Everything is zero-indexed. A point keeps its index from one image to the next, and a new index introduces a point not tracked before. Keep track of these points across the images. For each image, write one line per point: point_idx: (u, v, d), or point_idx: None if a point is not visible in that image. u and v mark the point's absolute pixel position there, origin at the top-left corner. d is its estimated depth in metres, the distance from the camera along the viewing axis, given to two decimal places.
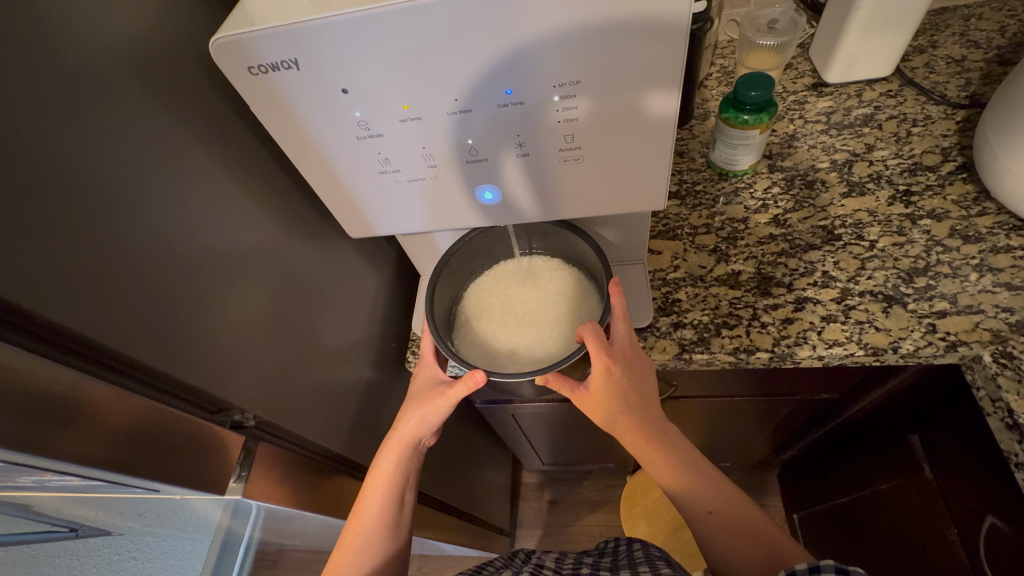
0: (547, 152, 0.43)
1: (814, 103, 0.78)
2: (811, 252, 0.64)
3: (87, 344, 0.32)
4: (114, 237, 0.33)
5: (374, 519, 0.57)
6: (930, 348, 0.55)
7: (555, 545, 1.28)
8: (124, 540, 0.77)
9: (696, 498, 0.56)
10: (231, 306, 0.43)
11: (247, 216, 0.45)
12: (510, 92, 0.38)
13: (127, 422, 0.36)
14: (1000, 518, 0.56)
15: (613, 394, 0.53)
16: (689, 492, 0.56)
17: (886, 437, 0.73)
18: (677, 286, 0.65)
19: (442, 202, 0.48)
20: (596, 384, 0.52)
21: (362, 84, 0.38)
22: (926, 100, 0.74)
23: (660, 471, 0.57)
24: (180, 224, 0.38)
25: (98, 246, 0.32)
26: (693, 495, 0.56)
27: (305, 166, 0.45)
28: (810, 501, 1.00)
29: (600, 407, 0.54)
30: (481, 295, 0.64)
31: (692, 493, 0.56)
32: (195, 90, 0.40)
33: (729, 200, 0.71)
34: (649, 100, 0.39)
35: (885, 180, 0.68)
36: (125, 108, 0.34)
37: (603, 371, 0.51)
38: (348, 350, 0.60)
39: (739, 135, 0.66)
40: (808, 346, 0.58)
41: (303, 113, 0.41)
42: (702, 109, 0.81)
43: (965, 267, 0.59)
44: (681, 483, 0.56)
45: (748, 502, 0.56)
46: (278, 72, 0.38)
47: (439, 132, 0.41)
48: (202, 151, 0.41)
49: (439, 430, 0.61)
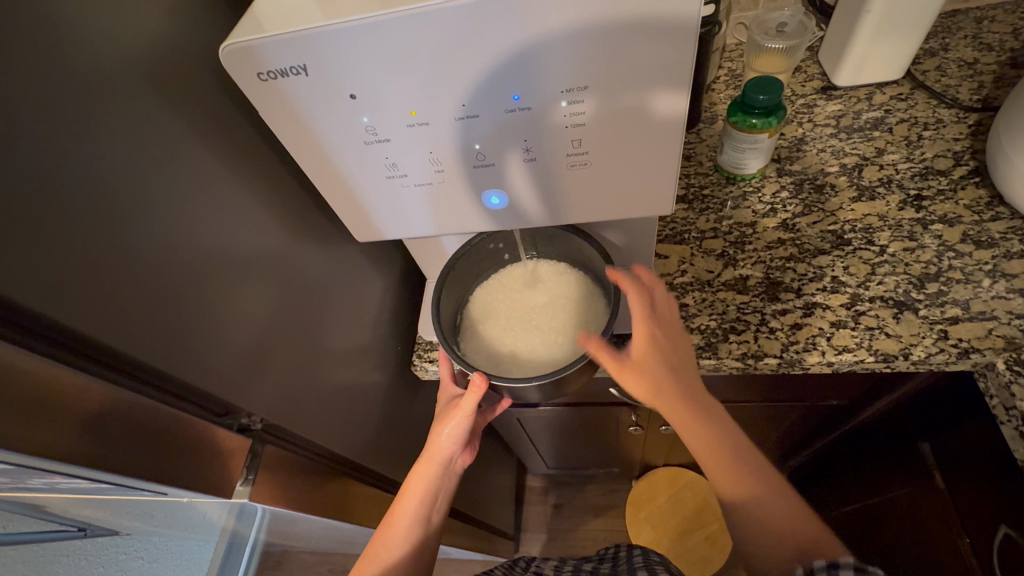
0: (554, 157, 0.43)
1: (823, 106, 0.77)
2: (821, 257, 0.64)
3: (96, 347, 0.32)
4: (124, 241, 0.33)
5: (401, 537, 0.56)
6: (941, 355, 0.54)
7: (559, 549, 1.27)
8: (132, 540, 0.77)
9: (740, 487, 0.51)
10: (239, 310, 0.43)
11: (255, 219, 0.46)
12: (517, 97, 0.38)
13: (134, 425, 0.36)
14: (1013, 528, 0.54)
15: (660, 376, 0.52)
16: (739, 486, 0.51)
17: (898, 444, 0.72)
18: (684, 291, 0.65)
19: (449, 207, 0.49)
20: (639, 355, 0.52)
21: (369, 89, 0.38)
22: (938, 104, 0.73)
23: (711, 461, 0.52)
24: (189, 227, 0.38)
25: (108, 249, 0.32)
26: (745, 494, 0.51)
27: (313, 171, 0.46)
28: (817, 508, 0.99)
29: (647, 386, 0.52)
30: (487, 298, 0.64)
31: (738, 484, 0.51)
32: (205, 94, 0.41)
33: (736, 204, 0.71)
34: (658, 104, 0.39)
35: (896, 185, 0.67)
36: (137, 112, 0.35)
37: (643, 337, 0.52)
38: (354, 353, 0.60)
39: (747, 139, 0.65)
40: (817, 351, 0.57)
41: (312, 119, 0.41)
42: (710, 112, 0.80)
43: (978, 273, 0.58)
44: (731, 473, 0.51)
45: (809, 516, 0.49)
46: (287, 77, 0.38)
47: (446, 137, 0.41)
48: (210, 155, 0.41)
49: (465, 449, 0.61)
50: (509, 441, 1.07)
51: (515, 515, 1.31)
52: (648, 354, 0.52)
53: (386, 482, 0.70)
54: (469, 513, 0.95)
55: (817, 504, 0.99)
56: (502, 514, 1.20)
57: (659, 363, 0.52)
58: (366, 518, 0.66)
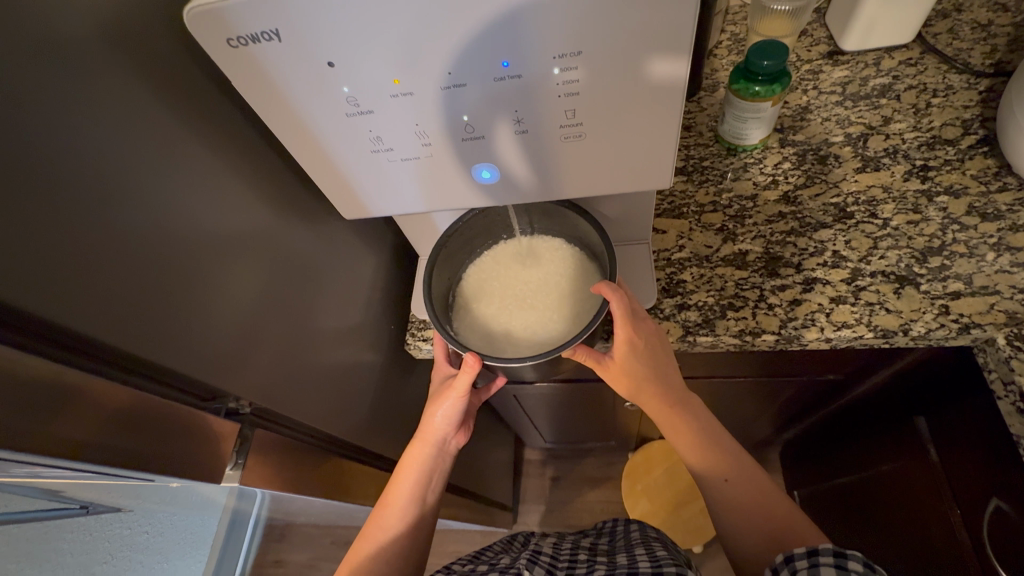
0: (547, 128, 0.41)
1: (829, 72, 0.74)
2: (822, 231, 0.62)
3: (67, 333, 0.31)
4: (91, 220, 0.31)
5: (396, 517, 0.56)
6: (942, 330, 0.53)
7: (557, 520, 1.30)
8: (135, 516, 0.78)
9: (712, 468, 0.54)
10: (222, 291, 0.41)
11: (235, 197, 0.44)
12: (507, 64, 0.36)
13: (114, 414, 0.35)
14: (1005, 500, 0.54)
15: (639, 373, 0.54)
16: (711, 467, 0.54)
17: (893, 417, 0.72)
18: (682, 266, 0.63)
19: (439, 182, 0.47)
20: (620, 358, 0.53)
21: (348, 55, 0.36)
22: (948, 69, 0.70)
23: (680, 441, 0.56)
24: (163, 205, 0.36)
25: (75, 228, 0.30)
26: (724, 477, 0.53)
27: (293, 144, 0.43)
28: (810, 479, 1.00)
29: (627, 378, 0.55)
30: (480, 276, 0.63)
31: (713, 464, 0.54)
32: (173, 61, 0.38)
33: (737, 175, 0.69)
34: (654, 71, 0.36)
35: (902, 155, 0.65)
36: (95, 81, 0.32)
37: (624, 343, 0.52)
38: (346, 332, 0.59)
39: (749, 108, 0.63)
40: (816, 328, 0.57)
41: (289, 88, 0.39)
42: (711, 79, 0.77)
43: (982, 246, 0.57)
44: (704, 455, 0.55)
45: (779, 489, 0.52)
46: (259, 43, 0.36)
47: (432, 108, 0.39)
48: (183, 129, 0.39)
49: (460, 430, 0.60)
50: (506, 416, 1.08)
51: (513, 486, 1.33)
52: (626, 358, 0.53)
53: (382, 460, 0.70)
54: (468, 487, 0.96)
55: (810, 475, 1.00)
56: (501, 486, 1.22)
57: (639, 363, 0.53)
58: (362, 496, 0.66)
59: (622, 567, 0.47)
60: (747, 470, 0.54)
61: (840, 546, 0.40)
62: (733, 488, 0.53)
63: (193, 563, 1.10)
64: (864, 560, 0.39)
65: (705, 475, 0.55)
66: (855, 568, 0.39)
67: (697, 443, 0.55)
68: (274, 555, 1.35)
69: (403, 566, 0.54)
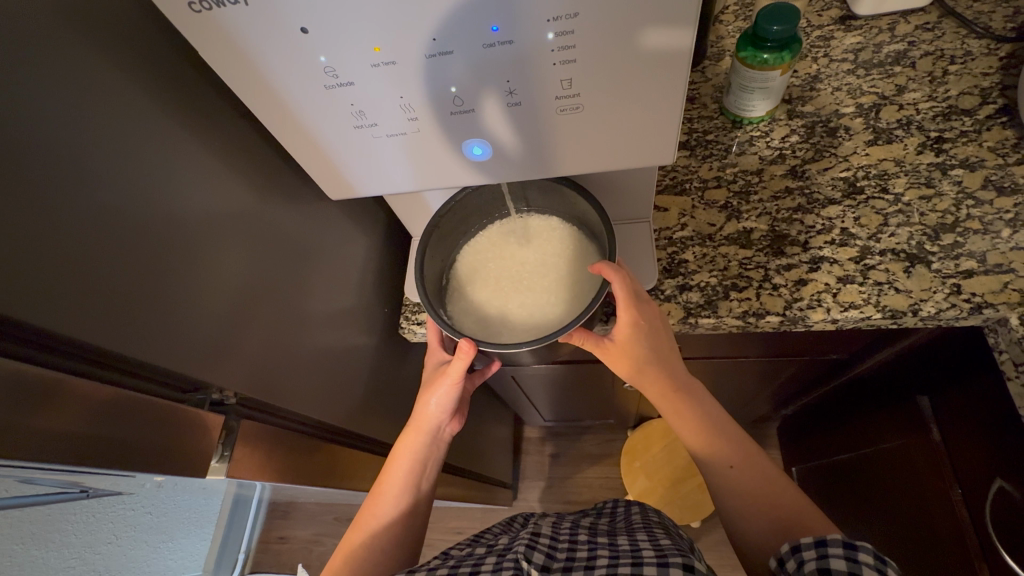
0: (541, 101, 0.38)
1: (841, 39, 0.70)
2: (830, 207, 0.60)
3: (21, 327, 0.28)
4: (36, 203, 0.28)
5: (391, 504, 0.55)
6: (952, 310, 0.52)
7: (557, 495, 1.31)
8: (134, 500, 0.78)
9: (716, 454, 0.53)
10: (200, 277, 0.39)
11: (212, 178, 0.41)
12: (497, 29, 0.33)
13: (89, 410, 0.34)
14: (1009, 482, 0.53)
15: (640, 356, 0.52)
16: (713, 453, 0.54)
17: (895, 396, 0.71)
18: (684, 246, 0.61)
19: (428, 159, 0.44)
20: (621, 340, 0.51)
21: (324, 21, 0.33)
22: (967, 34, 0.66)
23: (683, 426, 0.55)
24: (125, 186, 0.34)
25: (19, 213, 0.28)
26: (727, 463, 0.53)
27: (272, 120, 0.41)
28: (809, 456, 1.00)
29: (627, 361, 0.53)
30: (475, 258, 0.61)
31: (716, 450, 0.53)
32: (124, 27, 0.35)
33: (742, 149, 0.66)
34: (660, 34, 0.33)
35: (916, 127, 0.62)
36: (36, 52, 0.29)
37: (626, 325, 0.50)
38: (338, 316, 0.58)
39: (757, 77, 0.60)
40: (822, 309, 0.55)
41: (261, 57, 0.36)
42: (717, 48, 0.73)
43: (997, 222, 0.54)
44: (707, 441, 0.54)
45: (783, 474, 0.52)
46: (223, 8, 0.33)
47: (417, 80, 0.37)
48: (149, 105, 0.36)
49: (456, 416, 0.60)
50: (505, 396, 1.07)
51: (513, 464, 1.34)
52: (627, 341, 0.51)
53: (377, 444, 0.69)
54: (468, 466, 0.96)
55: (809, 452, 1.00)
56: (501, 464, 1.23)
57: (640, 345, 0.52)
58: (357, 479, 0.66)
59: (624, 556, 0.45)
60: (751, 455, 0.53)
61: (851, 537, 0.40)
62: (738, 474, 0.52)
63: (198, 541, 1.11)
64: (875, 553, 0.38)
65: (709, 462, 0.54)
66: (865, 560, 0.38)
67: (697, 428, 0.54)
68: (279, 532, 1.38)
69: (400, 551, 0.54)
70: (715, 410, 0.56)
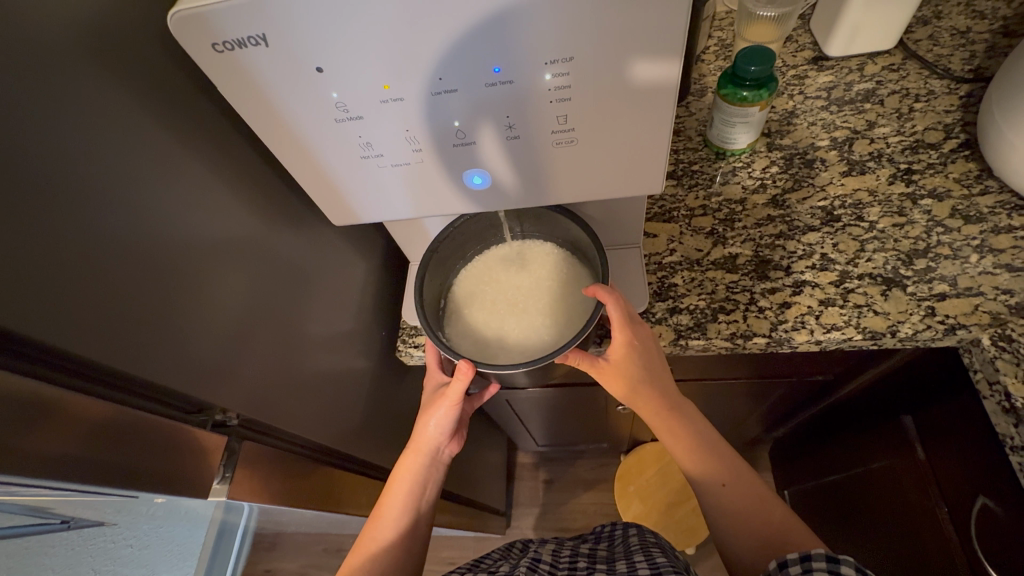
0: (539, 135, 0.41)
1: (814, 78, 0.75)
2: (810, 234, 0.63)
3: (39, 348, 0.30)
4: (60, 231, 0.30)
5: (390, 526, 0.55)
6: (928, 331, 0.54)
7: (551, 523, 1.29)
8: (120, 532, 0.77)
9: (708, 472, 0.54)
10: (207, 302, 0.40)
11: (222, 205, 0.43)
12: (498, 70, 0.36)
13: (97, 429, 0.34)
14: (992, 499, 0.55)
15: (635, 375, 0.54)
16: (705, 471, 0.54)
17: (880, 416, 0.73)
18: (674, 270, 0.63)
19: (429, 188, 0.46)
20: (616, 360, 0.53)
21: (339, 62, 0.36)
22: (929, 74, 0.71)
23: (678, 447, 0.56)
24: (141, 215, 0.36)
25: (44, 241, 0.29)
26: (721, 483, 0.53)
27: (282, 151, 0.43)
28: (800, 478, 1.01)
29: (623, 381, 0.54)
30: (472, 282, 0.62)
31: (710, 469, 0.54)
32: (147, 68, 0.37)
33: (726, 179, 0.69)
34: (645, 72, 0.36)
35: (886, 159, 0.66)
36: (67, 91, 0.32)
37: (622, 345, 0.52)
38: (337, 339, 0.59)
39: (737, 112, 0.63)
40: (806, 330, 0.57)
41: (275, 92, 0.38)
42: (699, 84, 0.78)
43: (966, 248, 0.58)
44: (700, 461, 0.55)
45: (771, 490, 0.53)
46: (244, 49, 0.35)
47: (421, 115, 0.39)
48: (166, 137, 0.38)
49: (454, 438, 0.60)
50: (498, 420, 1.07)
51: (507, 490, 1.32)
52: (622, 361, 0.53)
53: (373, 468, 0.69)
54: (462, 493, 0.96)
55: (800, 474, 1.01)
56: (494, 490, 1.21)
57: (635, 365, 0.53)
58: (353, 505, 0.65)
59: None
60: (743, 474, 0.54)
61: (835, 550, 0.41)
62: (731, 493, 0.53)
63: None
64: (856, 566, 0.39)
65: (702, 481, 0.55)
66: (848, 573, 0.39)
67: (691, 447, 0.55)
68: (265, 565, 1.34)
69: None
70: (708, 430, 0.57)
